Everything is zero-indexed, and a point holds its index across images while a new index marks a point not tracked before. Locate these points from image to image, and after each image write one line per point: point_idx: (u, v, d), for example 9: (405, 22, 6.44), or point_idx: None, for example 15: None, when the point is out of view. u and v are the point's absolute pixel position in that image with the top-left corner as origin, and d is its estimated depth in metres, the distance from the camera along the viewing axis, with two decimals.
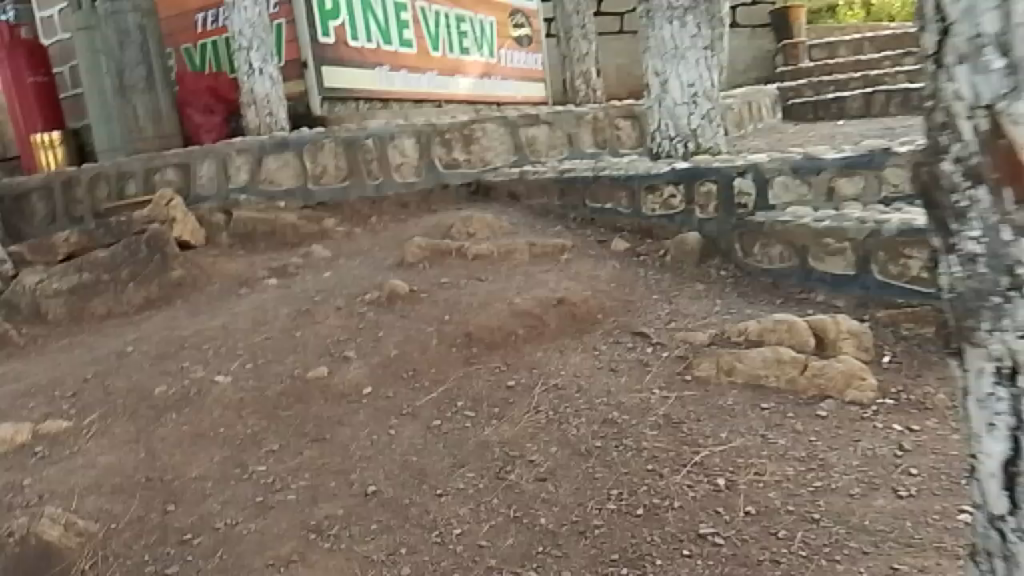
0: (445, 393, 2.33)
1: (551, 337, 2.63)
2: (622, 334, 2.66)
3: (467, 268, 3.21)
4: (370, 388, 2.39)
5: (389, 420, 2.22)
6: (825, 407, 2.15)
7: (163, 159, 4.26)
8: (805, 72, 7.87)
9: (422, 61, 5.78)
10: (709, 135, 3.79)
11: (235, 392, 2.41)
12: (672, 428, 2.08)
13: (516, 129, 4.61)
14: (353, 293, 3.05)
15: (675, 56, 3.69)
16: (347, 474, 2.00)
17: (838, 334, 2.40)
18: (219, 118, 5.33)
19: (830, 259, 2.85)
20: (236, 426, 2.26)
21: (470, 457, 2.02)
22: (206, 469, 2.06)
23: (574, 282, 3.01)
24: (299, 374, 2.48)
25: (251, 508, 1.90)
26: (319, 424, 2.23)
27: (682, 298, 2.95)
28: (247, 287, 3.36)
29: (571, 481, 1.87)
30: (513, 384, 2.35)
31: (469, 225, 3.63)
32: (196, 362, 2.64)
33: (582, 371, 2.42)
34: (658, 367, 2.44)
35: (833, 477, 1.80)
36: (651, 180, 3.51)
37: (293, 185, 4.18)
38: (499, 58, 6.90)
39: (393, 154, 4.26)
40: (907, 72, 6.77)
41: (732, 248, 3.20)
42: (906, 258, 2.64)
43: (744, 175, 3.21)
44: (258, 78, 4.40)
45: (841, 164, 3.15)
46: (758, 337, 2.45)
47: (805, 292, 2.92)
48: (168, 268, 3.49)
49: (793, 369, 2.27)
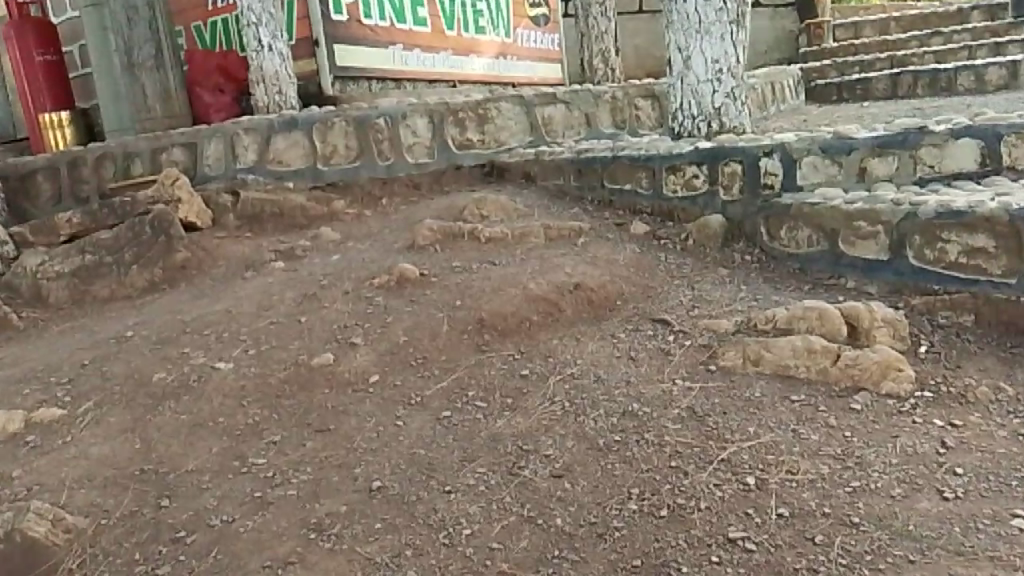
0: (456, 382, 2.22)
1: (567, 323, 2.51)
2: (643, 321, 2.53)
3: (479, 252, 3.09)
4: (377, 376, 2.28)
5: (396, 411, 2.11)
6: (859, 400, 2.02)
7: (170, 139, 4.16)
8: (829, 53, 7.66)
9: (436, 40, 5.65)
10: (733, 114, 3.65)
11: (237, 378, 2.32)
12: (696, 422, 1.95)
13: (532, 108, 4.45)
14: (361, 277, 2.93)
15: (699, 31, 3.54)
16: (351, 467, 1.89)
17: (872, 322, 2.26)
18: (229, 97, 5.22)
19: (862, 243, 2.71)
20: (237, 415, 2.16)
21: (481, 450, 1.90)
22: (203, 462, 1.98)
23: (592, 266, 2.87)
24: (303, 361, 2.37)
25: (249, 504, 1.80)
26: (324, 414, 2.13)
27: (704, 283, 2.82)
28: (253, 269, 3.26)
29: (589, 479, 1.75)
30: (527, 373, 2.24)
31: (482, 208, 3.51)
32: (197, 347, 2.54)
33: (600, 360, 2.29)
34: (681, 355, 2.31)
35: (871, 476, 1.67)
36: (672, 160, 3.36)
37: (302, 165, 4.07)
38: (515, 37, 6.73)
39: (405, 134, 4.13)
40: (935, 53, 6.55)
41: (757, 232, 3.07)
42: (943, 242, 2.49)
43: (771, 155, 3.06)
44: (267, 55, 4.28)
45: (874, 143, 2.98)
46: (787, 325, 2.32)
47: (834, 279, 2.78)
48: (172, 251, 3.40)
49: (825, 359, 2.13)
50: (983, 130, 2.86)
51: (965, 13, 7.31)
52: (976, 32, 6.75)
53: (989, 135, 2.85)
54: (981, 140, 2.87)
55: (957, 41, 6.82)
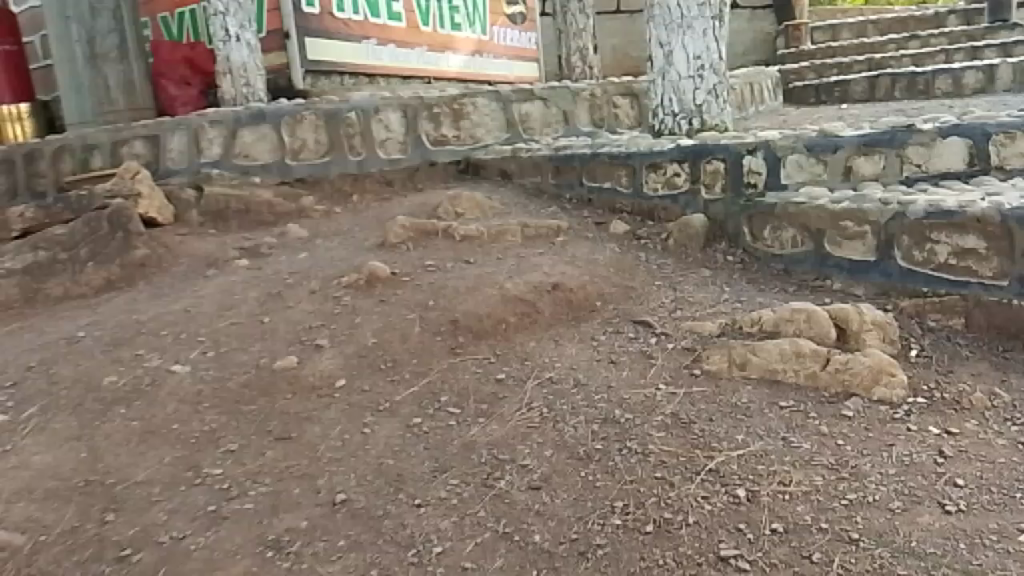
0: (428, 387, 2.10)
1: (545, 326, 2.40)
2: (623, 323, 2.43)
3: (454, 250, 2.97)
4: (343, 380, 2.15)
5: (364, 417, 1.99)
6: (850, 406, 1.92)
7: (131, 131, 4.00)
8: (807, 54, 7.60)
9: (411, 35, 5.51)
10: (715, 112, 3.56)
11: (193, 383, 2.18)
12: (682, 429, 1.84)
13: (509, 104, 4.31)
14: (329, 275, 2.80)
15: (680, 26, 3.45)
16: (313, 479, 1.77)
17: (861, 324, 2.17)
18: (195, 90, 5.01)
19: (848, 243, 2.62)
20: (192, 422, 2.02)
21: (453, 461, 1.78)
22: (155, 473, 1.84)
23: (570, 266, 2.76)
24: (266, 364, 2.23)
25: (201, 519, 1.67)
26: (286, 421, 2.00)
27: (686, 284, 2.72)
28: (216, 267, 3.11)
29: (569, 491, 1.63)
30: (503, 377, 2.12)
31: (457, 204, 3.39)
32: (151, 350, 2.38)
33: (580, 363, 2.18)
34: (664, 359, 2.20)
35: (868, 488, 1.57)
36: (653, 157, 3.26)
37: (270, 160, 3.93)
38: (491, 35, 6.61)
39: (377, 128, 4.00)
40: (913, 56, 6.53)
41: (740, 232, 2.98)
42: (932, 243, 2.41)
43: (755, 153, 2.97)
44: (234, 46, 4.13)
45: (859, 141, 2.89)
46: (774, 328, 2.22)
47: (820, 280, 2.70)
48: (130, 247, 3.24)
49: (814, 364, 2.04)
50: (972, 129, 2.81)
51: (941, 17, 7.33)
52: (953, 36, 6.79)
53: (978, 134, 2.80)
54: (970, 139, 2.81)
55: (934, 44, 6.84)
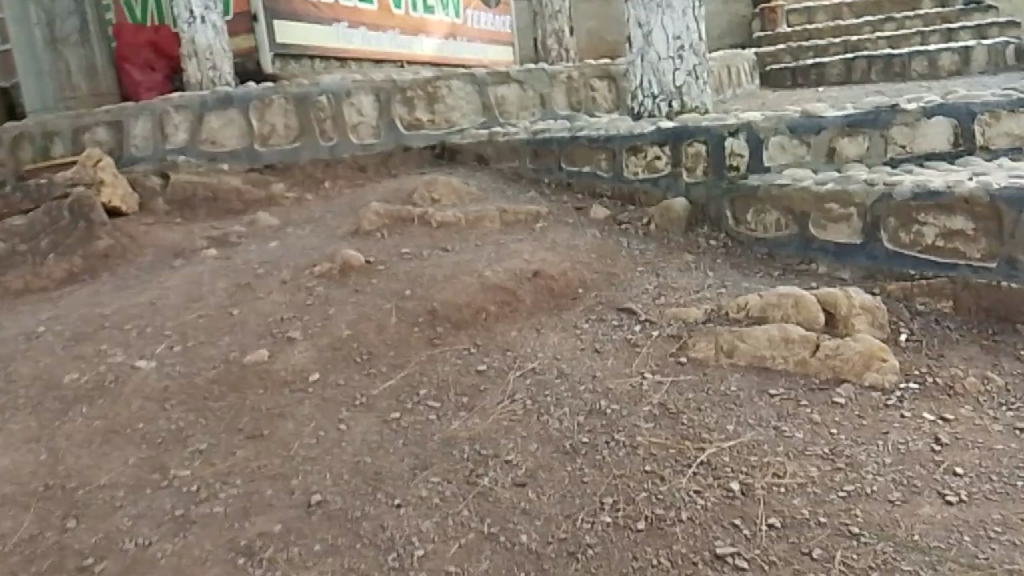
0: (406, 380, 2.02)
1: (527, 314, 2.32)
2: (606, 310, 2.36)
3: (431, 237, 2.88)
4: (317, 374, 2.06)
5: (339, 413, 1.91)
6: (842, 393, 1.87)
7: (93, 117, 3.88)
8: (783, 37, 7.56)
9: (383, 18, 5.38)
10: (695, 94, 3.49)
11: (159, 379, 2.08)
12: (670, 420, 1.78)
13: (484, 88, 4.21)
14: (301, 264, 2.70)
15: (660, 6, 3.37)
16: (287, 479, 1.68)
17: (850, 309, 2.12)
18: (160, 75, 4.86)
19: (833, 226, 2.57)
20: (158, 421, 1.93)
21: (433, 457, 1.70)
22: (118, 475, 1.75)
23: (551, 252, 2.69)
24: (236, 359, 2.14)
25: (167, 525, 1.58)
26: (257, 418, 1.91)
27: (670, 269, 2.66)
28: (183, 258, 3.00)
29: (556, 487, 1.56)
30: (484, 368, 2.05)
31: (433, 190, 3.30)
32: (115, 344, 2.28)
33: (564, 352, 2.12)
34: (649, 347, 2.14)
35: (866, 479, 1.52)
36: (633, 140, 3.18)
37: (238, 146, 3.82)
38: (465, 18, 6.49)
39: (349, 112, 3.89)
40: (889, 38, 6.51)
41: (723, 215, 2.92)
42: (919, 225, 2.36)
43: (737, 135, 2.91)
44: (200, 28, 4.00)
45: (843, 122, 2.84)
46: (761, 313, 2.16)
47: (805, 264, 2.64)
48: (93, 238, 3.11)
49: (803, 350, 1.98)
50: (956, 108, 2.76)
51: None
52: (929, 18, 6.80)
53: (963, 113, 2.75)
54: (955, 119, 2.77)
55: (910, 27, 6.84)
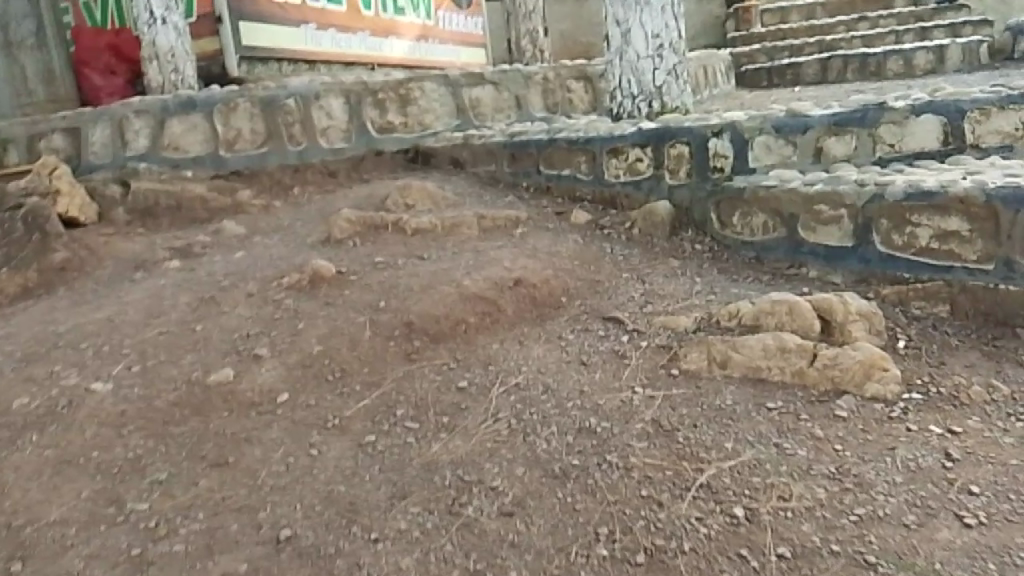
0: (381, 399, 1.89)
1: (509, 326, 2.20)
2: (591, 320, 2.25)
3: (406, 245, 2.76)
4: (286, 395, 1.93)
5: (310, 437, 1.78)
6: (843, 406, 1.77)
7: (49, 123, 3.77)
8: (757, 37, 7.54)
9: (352, 19, 5.24)
10: (675, 93, 3.40)
11: (116, 403, 1.93)
12: (664, 438, 1.67)
13: (458, 89, 4.07)
14: (269, 276, 2.56)
15: (638, 2, 3.29)
16: (254, 512, 1.55)
17: (847, 316, 2.03)
18: (121, 79, 4.65)
19: (823, 228, 2.48)
20: (114, 448, 1.78)
21: (413, 484, 1.58)
22: (69, 511, 1.60)
23: (532, 259, 2.58)
24: (199, 379, 2.00)
25: (122, 567, 1.44)
26: (222, 444, 1.78)
27: (655, 275, 2.56)
28: (144, 271, 2.85)
29: (546, 516, 1.45)
30: (465, 384, 1.93)
31: (406, 195, 3.17)
32: (69, 365, 2.13)
33: (548, 366, 2.00)
34: (638, 358, 2.03)
35: (877, 501, 1.42)
36: (614, 141, 3.08)
37: (202, 152, 3.67)
38: (437, 20, 6.37)
39: (318, 116, 3.74)
40: (863, 37, 6.48)
41: (708, 219, 2.82)
42: (912, 226, 2.28)
43: (721, 135, 2.82)
44: (160, 29, 3.84)
45: (830, 121, 2.77)
46: (754, 321, 2.06)
47: (795, 268, 2.56)
48: (48, 250, 2.95)
49: (800, 360, 1.89)
50: (946, 105, 2.68)
51: None
52: (902, 17, 6.80)
53: (952, 111, 2.68)
54: (944, 117, 2.69)
55: (884, 26, 6.84)
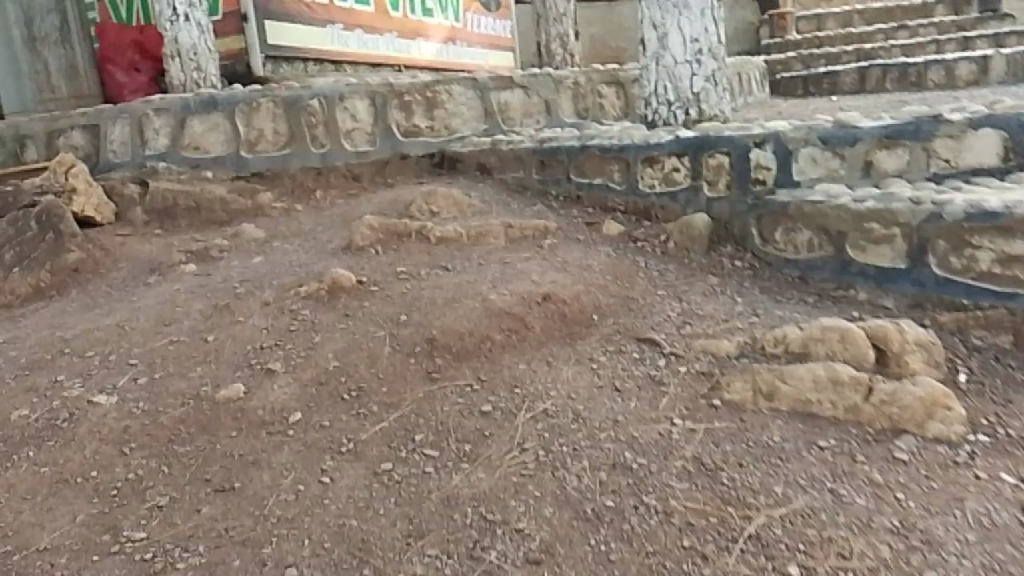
0: (399, 422, 1.77)
1: (536, 345, 2.07)
2: (625, 340, 2.11)
3: (429, 254, 2.64)
4: (299, 415, 1.80)
5: (323, 462, 1.65)
6: (902, 447, 1.63)
7: (69, 119, 3.70)
8: (793, 44, 7.35)
9: (380, 19, 5.14)
10: (714, 101, 3.24)
11: (120, 418, 1.82)
12: (707, 479, 1.53)
13: (486, 93, 3.95)
14: (286, 284, 2.44)
15: (677, 6, 3.13)
16: (258, 546, 1.43)
17: (904, 345, 1.88)
18: (145, 77, 4.57)
19: (874, 248, 2.33)
20: (114, 468, 1.67)
21: (430, 522, 1.46)
22: (63, 537, 1.49)
23: (562, 273, 2.44)
24: (207, 395, 1.88)
25: None
26: (228, 467, 1.66)
27: (693, 294, 2.41)
28: (159, 274, 2.75)
29: (577, 567, 1.32)
30: (489, 409, 1.80)
31: (431, 201, 3.06)
32: (73, 374, 2.02)
33: (579, 391, 1.86)
34: (676, 386, 1.89)
35: (950, 563, 1.29)
36: (650, 150, 2.94)
37: (222, 152, 3.58)
38: (465, 22, 6.25)
39: (342, 118, 3.63)
40: (902, 47, 6.28)
41: (748, 233, 2.67)
42: (973, 248, 2.10)
43: (763, 146, 2.67)
44: (183, 26, 3.75)
45: (881, 133, 2.58)
46: (803, 349, 1.92)
47: (842, 289, 2.40)
48: (62, 250, 2.86)
49: (855, 394, 1.75)
50: (1008, 119, 2.47)
51: (928, 7, 7.10)
52: (943, 27, 6.58)
53: (1014, 125, 2.47)
54: (1004, 131, 2.49)
55: (923, 35, 6.64)
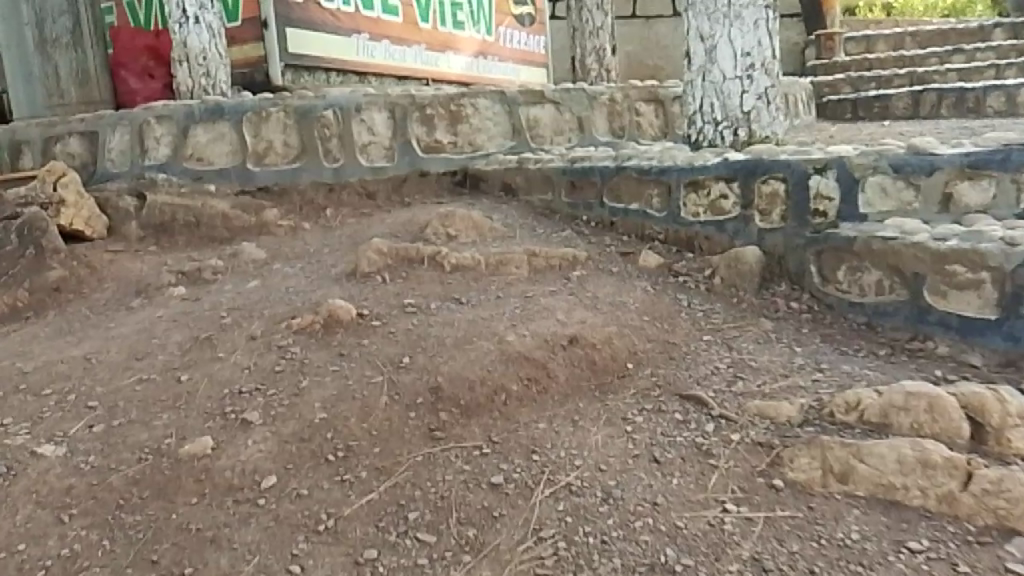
0: (391, 493, 1.46)
1: (559, 398, 1.76)
2: (666, 398, 1.79)
3: (443, 284, 2.34)
4: (273, 479, 1.51)
5: (295, 544, 1.36)
6: (1016, 554, 1.29)
7: (67, 125, 3.50)
8: (840, 67, 6.96)
9: (408, 31, 4.90)
10: (765, 121, 2.92)
11: (62, 477, 1.54)
12: None
13: (515, 108, 3.66)
14: (278, 314, 2.16)
15: (728, 16, 2.83)
16: None
17: (1006, 418, 1.53)
18: (157, 83, 4.56)
19: (958, 295, 1.99)
20: (46, 542, 1.38)
21: None
22: None
23: (591, 311, 2.14)
24: (169, 450, 1.60)
25: None
26: (181, 546, 1.36)
27: (745, 340, 2.09)
28: (144, 297, 2.48)
29: None
30: (500, 481, 1.48)
31: (449, 224, 2.78)
32: (21, 419, 1.74)
33: (610, 462, 1.55)
34: (729, 459, 1.56)
35: None
36: (694, 174, 2.63)
37: (227, 164, 3.34)
38: (497, 36, 6.00)
39: (358, 130, 3.36)
40: (959, 71, 5.91)
41: (806, 271, 2.34)
42: None
43: (825, 172, 2.35)
44: (193, 29, 3.51)
45: (963, 161, 2.22)
46: (882, 420, 1.59)
47: (918, 341, 2.07)
48: (43, 267, 2.60)
49: (950, 481, 1.41)
50: None
51: (985, 30, 6.72)
52: (1001, 51, 6.19)
53: None
54: None
55: (981, 59, 6.25)
